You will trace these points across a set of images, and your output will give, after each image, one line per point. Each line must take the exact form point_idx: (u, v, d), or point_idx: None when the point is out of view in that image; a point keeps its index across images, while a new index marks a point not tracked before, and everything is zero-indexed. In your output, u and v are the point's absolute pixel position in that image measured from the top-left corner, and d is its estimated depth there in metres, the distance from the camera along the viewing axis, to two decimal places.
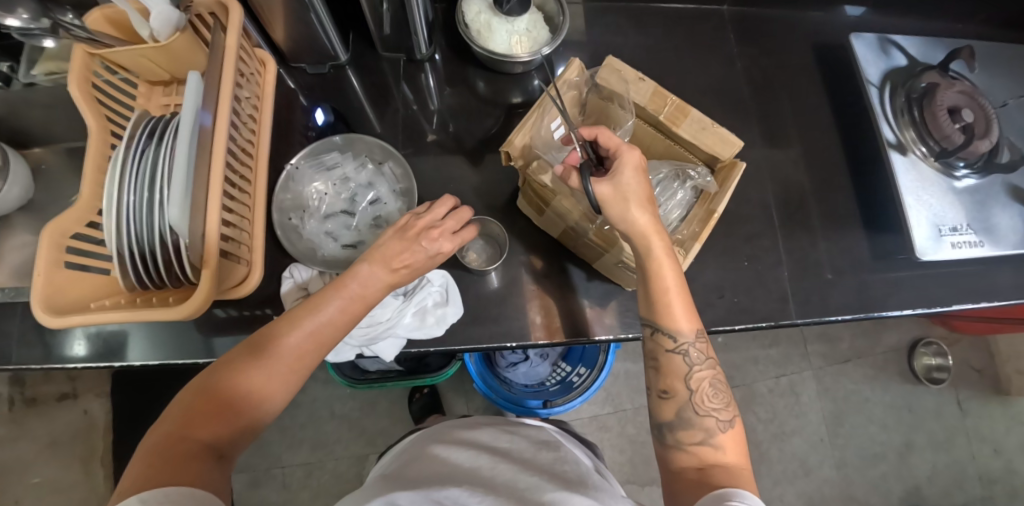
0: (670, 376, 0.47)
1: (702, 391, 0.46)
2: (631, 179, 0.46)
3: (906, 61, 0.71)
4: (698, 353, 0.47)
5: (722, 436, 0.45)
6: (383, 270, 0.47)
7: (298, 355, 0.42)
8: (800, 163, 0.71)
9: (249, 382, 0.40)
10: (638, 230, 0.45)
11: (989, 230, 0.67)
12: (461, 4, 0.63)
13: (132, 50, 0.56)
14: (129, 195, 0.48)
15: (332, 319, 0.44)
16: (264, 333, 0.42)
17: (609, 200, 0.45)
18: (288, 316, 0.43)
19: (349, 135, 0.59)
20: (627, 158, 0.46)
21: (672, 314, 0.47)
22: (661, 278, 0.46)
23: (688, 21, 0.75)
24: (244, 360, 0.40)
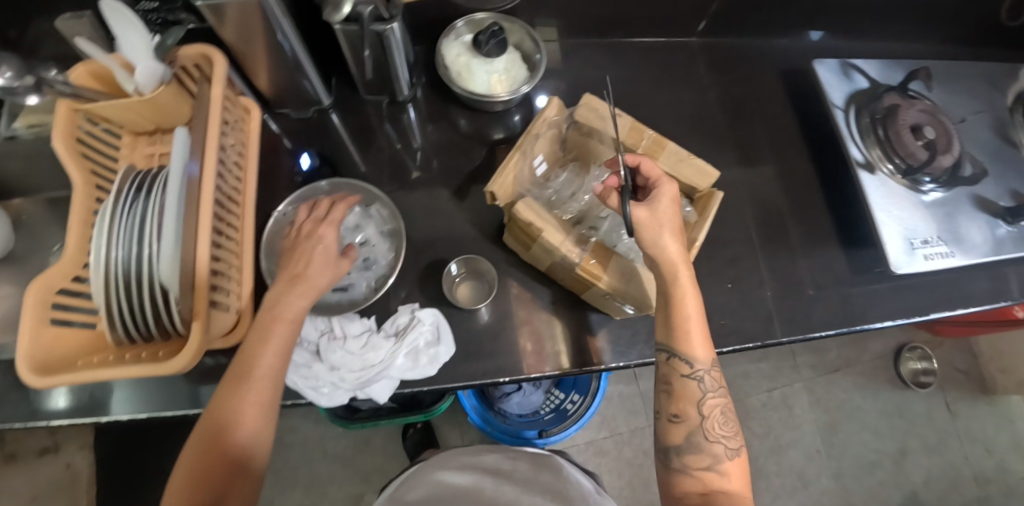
0: (682, 400, 0.47)
1: (713, 417, 0.47)
2: (664, 208, 0.48)
3: (868, 84, 0.75)
4: (712, 380, 0.48)
5: (728, 463, 0.46)
6: (311, 282, 0.50)
7: (266, 372, 0.46)
8: (775, 184, 0.74)
9: (233, 413, 0.44)
10: (667, 258, 0.47)
11: (958, 240, 0.69)
12: (440, 47, 0.65)
13: (117, 104, 0.56)
14: (117, 251, 0.48)
15: (279, 333, 0.47)
16: (232, 366, 0.46)
17: (647, 226, 0.47)
18: (245, 342, 0.47)
19: (334, 180, 0.62)
20: (667, 190, 0.49)
21: (690, 340, 0.47)
22: (683, 305, 0.48)
23: (659, 54, 0.79)
24: (221, 395, 0.44)
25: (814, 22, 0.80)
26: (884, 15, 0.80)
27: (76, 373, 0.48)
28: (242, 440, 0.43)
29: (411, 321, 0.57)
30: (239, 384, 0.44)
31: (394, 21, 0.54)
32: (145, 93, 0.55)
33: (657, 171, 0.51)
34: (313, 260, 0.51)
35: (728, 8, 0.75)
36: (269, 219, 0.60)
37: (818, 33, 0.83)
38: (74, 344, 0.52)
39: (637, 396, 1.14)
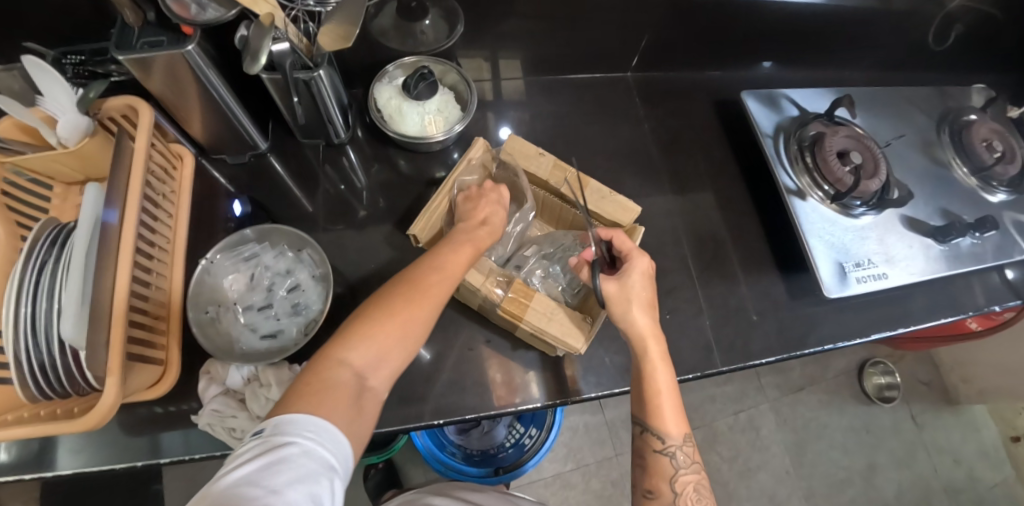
0: (656, 477, 0.47)
1: (686, 495, 0.46)
2: (636, 282, 0.50)
3: (797, 112, 0.77)
4: (686, 457, 0.47)
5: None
6: (481, 243, 0.51)
7: (432, 309, 0.45)
8: (712, 213, 0.75)
9: (381, 338, 0.42)
10: (637, 332, 0.49)
11: (890, 261, 0.71)
12: (372, 91, 0.66)
13: (43, 156, 0.56)
14: (29, 306, 0.47)
15: (449, 281, 0.47)
16: (385, 296, 0.44)
17: (615, 299, 0.50)
18: (407, 278, 0.46)
19: (261, 226, 0.61)
20: (640, 265, 0.51)
21: (662, 415, 0.47)
22: (653, 379, 0.48)
23: (595, 91, 0.81)
24: (374, 318, 0.42)
25: (744, 55, 0.84)
26: (809, 46, 0.84)
27: None
28: (370, 369, 0.41)
29: None
30: (397, 315, 0.43)
31: (321, 68, 0.56)
32: (70, 145, 0.55)
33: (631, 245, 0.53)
34: (487, 234, 0.52)
35: (656, 43, 0.78)
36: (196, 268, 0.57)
37: (747, 64, 0.86)
38: None
39: (603, 425, 1.14)
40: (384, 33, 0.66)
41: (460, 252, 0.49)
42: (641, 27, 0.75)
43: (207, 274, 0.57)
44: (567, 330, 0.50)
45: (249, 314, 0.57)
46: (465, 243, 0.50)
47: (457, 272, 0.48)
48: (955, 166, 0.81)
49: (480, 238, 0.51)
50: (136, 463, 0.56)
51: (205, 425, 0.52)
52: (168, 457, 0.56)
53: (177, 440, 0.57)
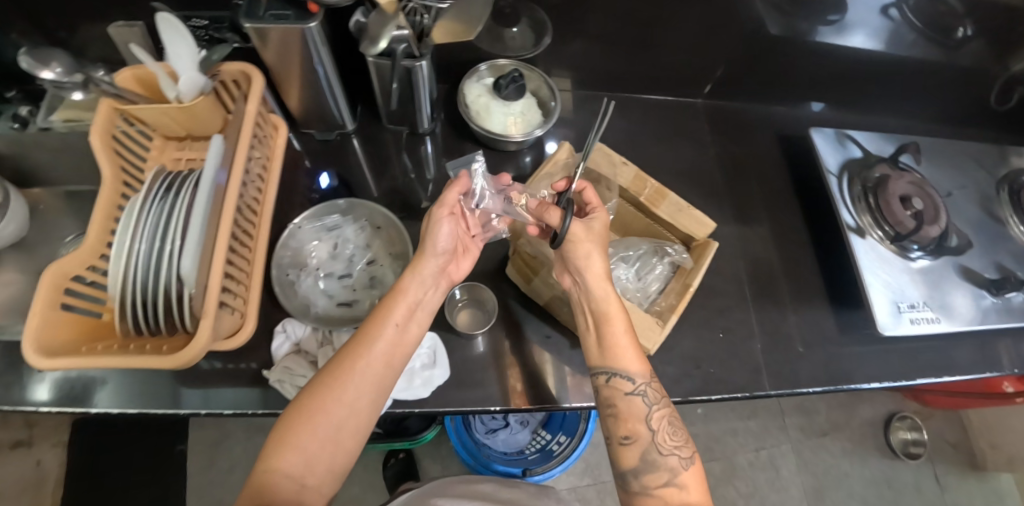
0: (631, 420, 0.49)
1: (662, 430, 0.49)
2: (598, 229, 0.52)
3: (861, 153, 0.79)
4: (653, 394, 0.50)
5: (684, 474, 0.48)
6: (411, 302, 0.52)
7: (361, 388, 0.48)
8: (768, 240, 0.77)
9: (305, 440, 0.45)
10: (597, 275, 0.50)
11: (943, 307, 0.72)
12: (462, 87, 0.70)
13: (156, 108, 0.60)
14: (140, 243, 0.50)
15: (371, 359, 0.48)
16: (303, 397, 0.47)
17: (581, 241, 0.51)
18: (325, 370, 0.48)
19: (352, 199, 0.64)
20: (601, 216, 0.53)
21: (626, 357, 0.50)
22: (612, 322, 0.50)
23: (664, 111, 0.84)
24: (295, 422, 0.45)
25: (813, 95, 0.86)
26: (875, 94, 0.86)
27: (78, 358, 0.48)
28: (306, 466, 0.45)
29: None
30: (319, 413, 0.46)
31: (423, 58, 0.59)
32: (185, 101, 0.59)
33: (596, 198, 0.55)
34: (412, 292, 0.52)
35: (730, 73, 0.82)
36: (284, 230, 0.61)
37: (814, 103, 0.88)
38: (77, 330, 0.54)
39: None
40: (484, 39, 0.71)
41: (381, 324, 0.50)
42: (718, 55, 0.78)
43: (292, 238, 0.61)
44: (643, 329, 0.53)
45: (327, 281, 0.61)
46: (388, 311, 0.50)
47: (382, 346, 0.49)
48: (1012, 223, 0.82)
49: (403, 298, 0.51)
50: (200, 410, 0.59)
51: (276, 380, 0.54)
52: (230, 409, 0.59)
53: (241, 395, 0.59)
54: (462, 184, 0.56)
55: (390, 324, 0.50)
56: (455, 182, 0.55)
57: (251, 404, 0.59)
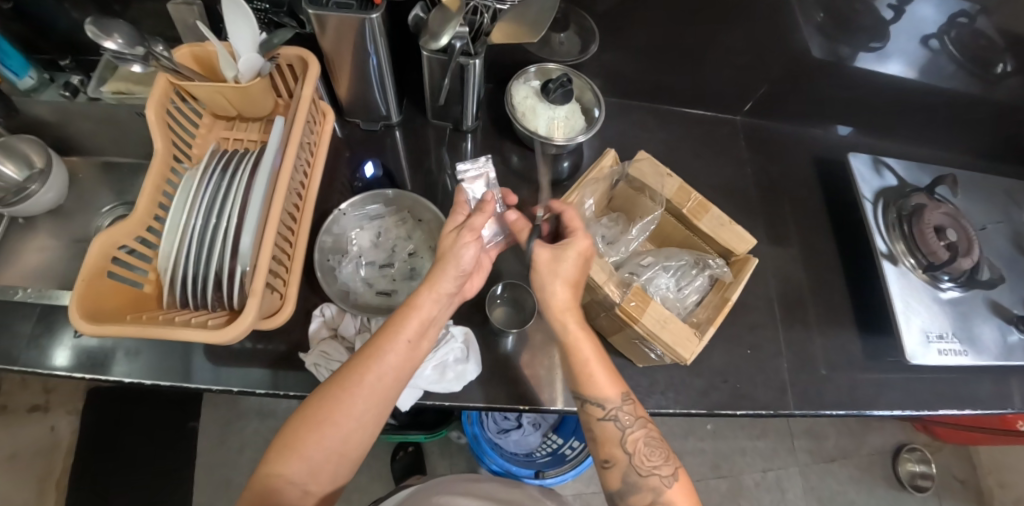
0: (607, 444, 0.51)
1: (639, 451, 0.50)
2: (570, 259, 0.52)
3: (896, 182, 0.79)
4: (626, 417, 0.51)
5: (669, 492, 0.49)
6: (425, 315, 0.50)
7: (369, 401, 0.47)
8: (798, 261, 0.77)
9: (311, 449, 0.46)
10: (555, 306, 0.53)
11: (971, 340, 0.71)
12: (509, 88, 0.71)
13: (211, 86, 0.60)
14: (196, 218, 0.51)
15: (380, 374, 0.48)
16: (310, 405, 0.47)
17: (542, 268, 0.53)
18: (334, 381, 0.48)
19: (401, 192, 0.64)
20: (577, 245, 0.52)
21: (595, 383, 0.51)
22: (577, 350, 0.52)
23: (702, 126, 0.85)
24: (301, 431, 0.46)
25: (851, 120, 0.87)
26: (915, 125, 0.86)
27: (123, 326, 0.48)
28: (310, 474, 0.46)
29: (444, 335, 0.60)
30: (325, 425, 0.46)
31: (478, 57, 0.59)
32: (242, 81, 0.59)
33: (578, 224, 0.55)
34: (427, 306, 0.51)
35: (773, 92, 0.82)
36: (329, 215, 0.62)
37: (847, 127, 0.88)
38: (122, 299, 0.54)
39: None
40: (537, 47, 0.73)
41: (392, 339, 0.49)
42: (762, 74, 0.79)
43: (335, 224, 0.62)
44: (680, 339, 0.53)
45: (368, 270, 0.62)
46: (401, 326, 0.49)
47: (392, 361, 0.49)
48: None
49: (415, 311, 0.50)
50: (232, 388, 0.60)
51: (313, 364, 0.55)
52: (262, 389, 0.60)
53: (272, 376, 0.61)
54: (490, 207, 0.55)
55: (401, 340, 0.49)
56: (487, 205, 0.54)
57: (283, 385, 0.60)
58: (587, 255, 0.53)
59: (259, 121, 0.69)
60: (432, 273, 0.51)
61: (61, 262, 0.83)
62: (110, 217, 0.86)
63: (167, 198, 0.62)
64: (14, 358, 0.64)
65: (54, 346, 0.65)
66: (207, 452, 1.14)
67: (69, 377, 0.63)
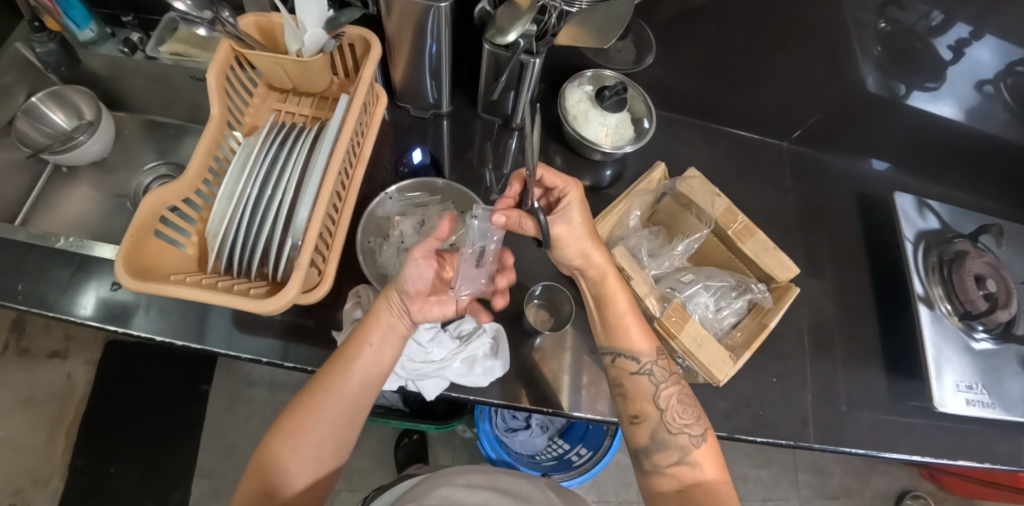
0: (638, 399, 0.50)
1: (670, 408, 0.49)
2: (579, 214, 0.53)
3: (939, 225, 0.78)
4: (660, 371, 0.51)
5: (697, 452, 0.48)
6: (389, 324, 0.50)
7: (339, 408, 0.49)
8: (831, 294, 0.77)
9: (290, 460, 0.47)
10: (591, 264, 0.53)
11: (1002, 395, 0.70)
12: (563, 91, 0.71)
13: (273, 57, 0.61)
14: (251, 187, 0.51)
15: (349, 383, 0.49)
16: (285, 416, 0.48)
17: (565, 239, 0.52)
18: (305, 392, 0.49)
19: (451, 184, 0.66)
20: (575, 197, 0.53)
21: (629, 336, 0.52)
22: (613, 302, 0.52)
23: (747, 148, 0.84)
24: (276, 444, 0.47)
25: (898, 160, 0.85)
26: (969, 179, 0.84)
27: (166, 285, 0.48)
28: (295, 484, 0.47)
29: (476, 329, 0.59)
30: (302, 436, 0.47)
31: (539, 57, 0.59)
32: (304, 56, 0.59)
33: (561, 176, 0.54)
34: (387, 313, 0.50)
35: (824, 122, 0.81)
36: (376, 198, 0.64)
37: (883, 163, 0.87)
38: (165, 259, 0.55)
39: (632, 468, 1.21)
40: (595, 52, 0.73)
41: (357, 345, 0.49)
42: (817, 103, 0.78)
43: (381, 206, 0.64)
44: (715, 361, 0.52)
45: (407, 256, 0.62)
46: (365, 336, 0.49)
47: (361, 367, 0.49)
48: None
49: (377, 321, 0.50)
50: (262, 358, 0.62)
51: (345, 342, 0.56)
52: (291, 363, 0.61)
53: (302, 351, 0.62)
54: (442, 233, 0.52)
55: (366, 346, 0.50)
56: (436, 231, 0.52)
57: (304, 361, 0.61)
58: (585, 199, 0.54)
59: (312, 96, 0.70)
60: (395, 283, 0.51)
61: (99, 214, 0.84)
62: (152, 175, 0.88)
63: (217, 162, 0.62)
64: (49, 303, 0.65)
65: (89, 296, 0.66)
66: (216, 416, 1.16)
67: (91, 326, 0.64)
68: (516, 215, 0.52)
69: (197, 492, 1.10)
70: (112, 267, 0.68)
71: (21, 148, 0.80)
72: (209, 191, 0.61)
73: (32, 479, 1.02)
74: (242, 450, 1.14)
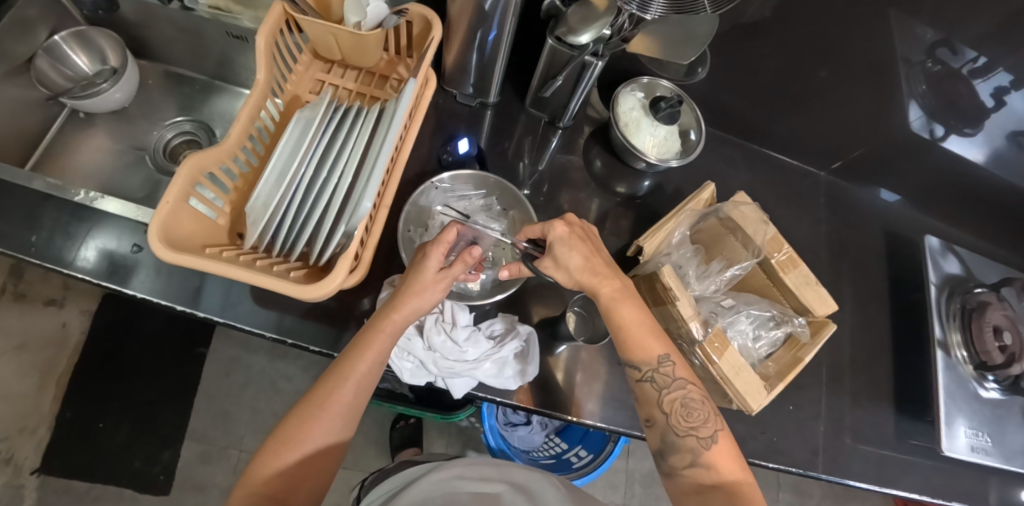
0: (647, 404, 0.51)
1: (676, 412, 0.49)
2: (567, 250, 0.52)
3: (962, 273, 0.79)
4: (664, 376, 0.50)
5: (708, 454, 0.47)
6: (394, 334, 0.49)
7: (342, 415, 0.48)
8: (851, 330, 0.77)
9: (291, 467, 0.45)
10: (592, 288, 0.52)
11: (1004, 445, 0.70)
12: (616, 97, 0.70)
13: (327, 27, 0.58)
14: (303, 167, 0.49)
15: (353, 389, 0.48)
16: (290, 422, 0.47)
17: (561, 278, 0.53)
18: (309, 399, 0.48)
19: (502, 180, 0.65)
20: (556, 235, 0.52)
21: (632, 348, 0.50)
22: (617, 314, 0.51)
23: (785, 174, 0.84)
24: (279, 449, 0.45)
25: (929, 205, 0.85)
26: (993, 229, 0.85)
27: (201, 258, 0.46)
28: (293, 490, 0.45)
29: (510, 330, 0.58)
30: (304, 444, 0.46)
31: (603, 60, 0.57)
32: (362, 29, 0.57)
33: (536, 224, 0.53)
34: (399, 323, 0.49)
35: (865, 158, 0.81)
36: (421, 186, 0.63)
37: (892, 195, 0.86)
38: (196, 229, 0.52)
39: (622, 472, 1.23)
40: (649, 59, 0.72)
41: (363, 353, 0.48)
42: (861, 139, 0.78)
43: (423, 196, 0.64)
44: (750, 389, 0.53)
45: None
46: (370, 343, 0.49)
47: (367, 375, 0.49)
48: None
49: (385, 332, 0.49)
50: (287, 339, 0.60)
51: None
52: (317, 347, 0.60)
53: (330, 335, 0.61)
54: (474, 258, 0.51)
55: (371, 356, 0.48)
56: (469, 259, 0.50)
57: (331, 346, 0.60)
58: (569, 229, 0.52)
59: (358, 70, 0.67)
60: (401, 299, 0.49)
61: (117, 166, 0.81)
62: (175, 131, 0.85)
63: (257, 131, 0.59)
64: (64, 260, 0.62)
65: (108, 255, 0.63)
66: (212, 379, 1.14)
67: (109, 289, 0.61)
68: (515, 266, 0.57)
69: (186, 454, 1.08)
70: (132, 227, 0.65)
71: (40, 90, 0.76)
72: (246, 159, 0.58)
73: (18, 428, 1.01)
74: (235, 417, 1.13)
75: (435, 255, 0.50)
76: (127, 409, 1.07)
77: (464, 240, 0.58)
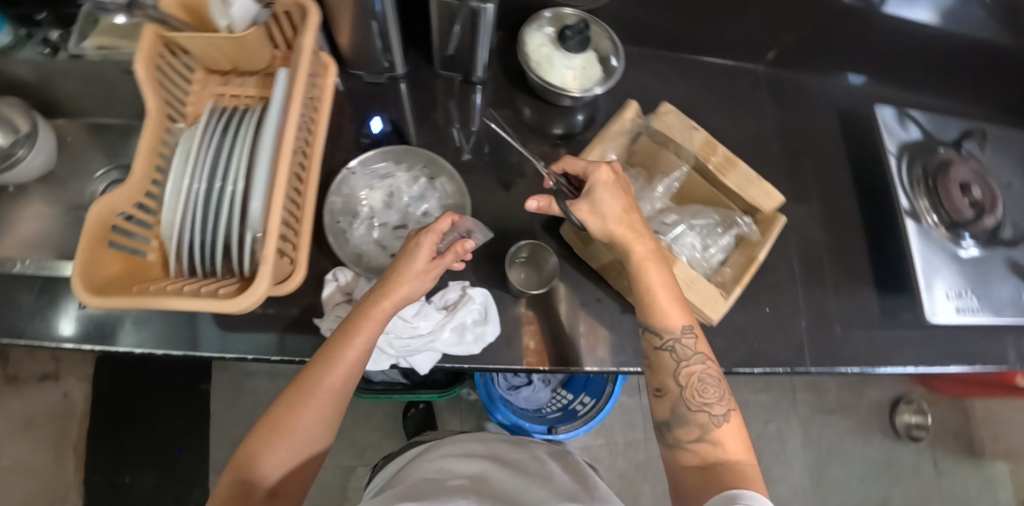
0: (661, 374, 0.49)
1: (691, 385, 0.48)
2: (608, 194, 0.51)
3: (921, 136, 0.77)
4: (685, 348, 0.49)
5: (718, 431, 0.46)
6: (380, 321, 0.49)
7: (331, 404, 0.47)
8: (818, 220, 0.76)
9: (277, 458, 0.45)
10: (618, 233, 0.50)
11: (990, 299, 0.69)
12: (523, 36, 0.67)
13: (204, 38, 0.55)
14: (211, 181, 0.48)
15: (342, 376, 0.47)
16: (276, 411, 0.46)
17: (591, 221, 0.51)
18: (293, 387, 0.47)
19: (420, 150, 0.65)
20: (600, 178, 0.51)
21: (660, 313, 0.49)
22: (645, 274, 0.49)
23: (723, 77, 0.81)
24: (264, 437, 0.45)
25: (877, 74, 0.82)
26: (951, 85, 0.82)
27: (129, 298, 0.46)
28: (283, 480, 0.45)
29: (461, 297, 0.58)
30: (291, 433, 0.46)
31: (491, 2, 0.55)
32: (236, 30, 0.55)
33: (583, 164, 0.53)
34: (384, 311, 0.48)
35: (801, 42, 0.78)
36: (338, 175, 0.63)
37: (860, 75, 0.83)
38: (123, 270, 0.51)
39: (638, 410, 1.24)
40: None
41: (346, 344, 0.47)
42: (790, 24, 0.75)
43: (344, 184, 0.63)
44: (706, 299, 0.53)
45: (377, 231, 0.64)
46: (355, 333, 0.48)
47: (354, 364, 0.48)
48: None
49: (372, 321, 0.48)
50: (248, 355, 0.60)
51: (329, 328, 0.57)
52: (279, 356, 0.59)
53: (290, 342, 0.60)
54: (464, 250, 0.52)
55: (357, 343, 0.48)
56: (463, 249, 0.51)
57: (297, 351, 0.60)
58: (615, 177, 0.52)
59: (256, 74, 0.65)
60: (388, 284, 0.49)
61: (56, 229, 0.80)
62: (105, 181, 0.83)
63: (165, 161, 0.58)
64: (17, 330, 0.61)
65: (57, 315, 0.62)
66: (224, 411, 1.17)
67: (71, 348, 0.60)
68: (546, 198, 0.54)
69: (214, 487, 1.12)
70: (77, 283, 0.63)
71: None
72: (162, 191, 0.57)
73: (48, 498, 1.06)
74: None
75: (428, 243, 0.50)
76: (145, 458, 1.08)
77: (458, 232, 0.57)
